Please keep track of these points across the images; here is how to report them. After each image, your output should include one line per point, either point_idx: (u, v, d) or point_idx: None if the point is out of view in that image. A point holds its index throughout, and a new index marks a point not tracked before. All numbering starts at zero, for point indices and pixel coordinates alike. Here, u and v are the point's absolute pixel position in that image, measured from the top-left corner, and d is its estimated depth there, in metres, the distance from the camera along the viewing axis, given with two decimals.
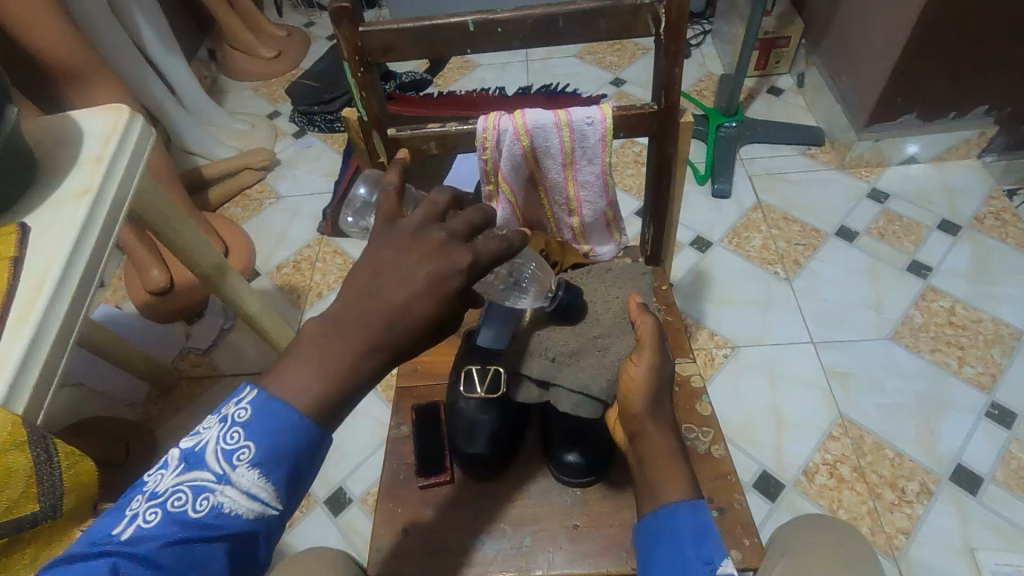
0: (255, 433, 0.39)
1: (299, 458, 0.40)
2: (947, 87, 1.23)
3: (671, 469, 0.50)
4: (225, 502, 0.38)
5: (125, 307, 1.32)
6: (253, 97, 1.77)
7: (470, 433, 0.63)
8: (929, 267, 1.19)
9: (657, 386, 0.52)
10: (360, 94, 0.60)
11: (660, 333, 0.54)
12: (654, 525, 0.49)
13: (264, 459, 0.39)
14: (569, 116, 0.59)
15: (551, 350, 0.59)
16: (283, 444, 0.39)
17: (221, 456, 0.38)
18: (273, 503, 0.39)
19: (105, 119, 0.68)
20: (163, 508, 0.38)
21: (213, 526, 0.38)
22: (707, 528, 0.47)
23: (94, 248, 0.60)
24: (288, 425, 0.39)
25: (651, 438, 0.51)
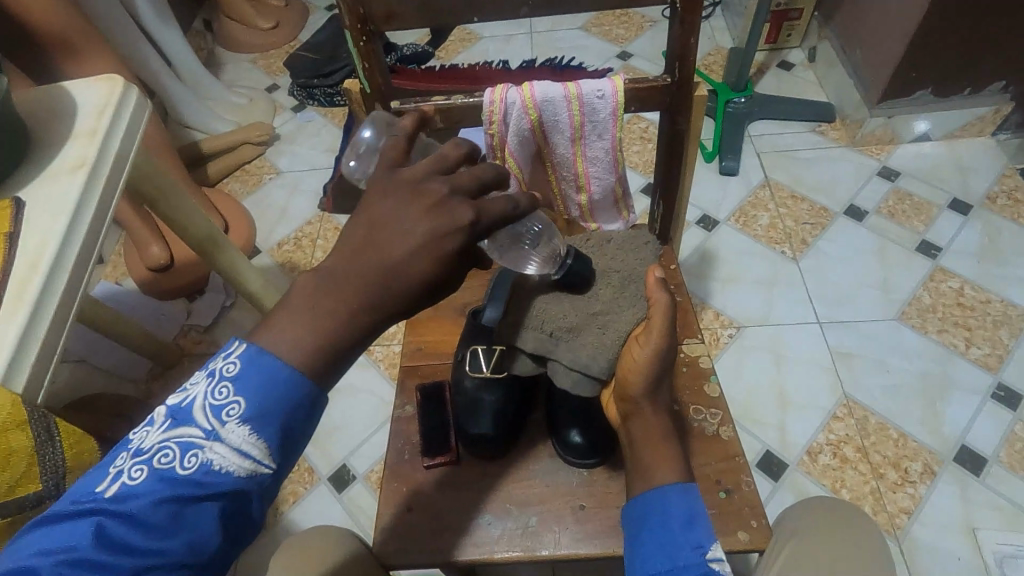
0: (247, 388, 0.37)
1: (293, 414, 0.38)
2: (964, 61, 1.19)
3: (663, 453, 0.51)
4: (215, 457, 0.36)
5: (124, 284, 1.30)
6: (250, 70, 1.73)
7: (477, 412, 0.63)
8: (938, 247, 1.18)
9: (661, 365, 0.51)
10: (362, 64, 0.58)
11: (671, 307, 0.52)
12: (643, 509, 0.49)
13: (255, 413, 0.37)
14: (579, 88, 0.58)
15: (549, 326, 0.55)
16: (275, 399, 0.37)
17: (211, 410, 0.37)
18: (267, 460, 0.37)
19: (99, 91, 0.66)
20: (149, 465, 0.36)
21: (204, 482, 0.36)
22: (696, 514, 0.47)
23: (91, 224, 0.59)
24: (284, 380, 0.37)
25: (643, 418, 0.52)
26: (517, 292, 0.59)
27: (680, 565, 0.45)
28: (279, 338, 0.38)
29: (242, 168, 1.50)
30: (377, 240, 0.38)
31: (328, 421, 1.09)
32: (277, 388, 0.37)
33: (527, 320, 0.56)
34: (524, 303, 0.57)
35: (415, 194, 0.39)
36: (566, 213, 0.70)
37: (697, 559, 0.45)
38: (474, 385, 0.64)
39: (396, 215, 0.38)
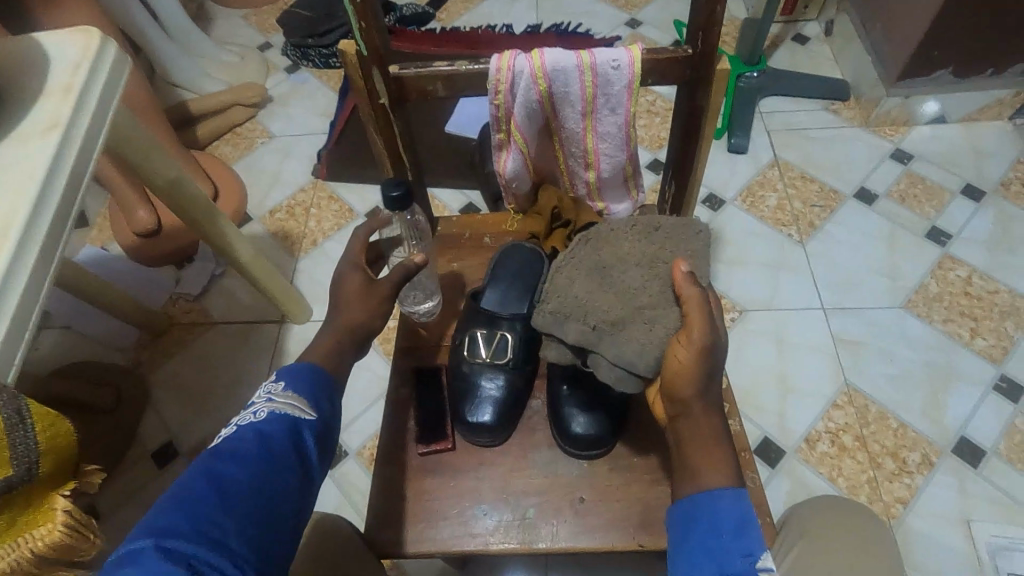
0: (282, 374, 0.52)
1: (320, 381, 0.52)
2: (988, 40, 1.14)
3: (713, 454, 0.48)
4: (273, 407, 0.49)
5: (111, 248, 1.26)
6: (242, 26, 1.65)
7: (479, 402, 0.62)
8: (948, 234, 1.15)
9: (709, 361, 0.49)
10: (358, 24, 0.53)
11: (709, 305, 0.50)
12: (691, 511, 0.47)
13: (289, 381, 0.51)
14: (593, 58, 0.53)
15: (587, 319, 0.55)
16: (305, 374, 0.52)
17: (263, 392, 0.51)
18: (307, 407, 0.50)
19: (74, 44, 0.61)
20: (230, 430, 0.48)
21: (271, 423, 0.48)
22: (747, 521, 0.45)
23: (66, 191, 0.55)
24: (312, 366, 0.53)
25: (695, 418, 0.49)
26: (558, 278, 0.59)
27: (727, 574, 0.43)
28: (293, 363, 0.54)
29: (233, 130, 1.45)
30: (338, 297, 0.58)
31: None
32: (307, 372, 0.53)
33: (569, 310, 0.56)
34: (565, 291, 0.57)
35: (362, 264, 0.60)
36: (573, 190, 0.67)
37: (747, 569, 0.43)
38: (479, 372, 0.63)
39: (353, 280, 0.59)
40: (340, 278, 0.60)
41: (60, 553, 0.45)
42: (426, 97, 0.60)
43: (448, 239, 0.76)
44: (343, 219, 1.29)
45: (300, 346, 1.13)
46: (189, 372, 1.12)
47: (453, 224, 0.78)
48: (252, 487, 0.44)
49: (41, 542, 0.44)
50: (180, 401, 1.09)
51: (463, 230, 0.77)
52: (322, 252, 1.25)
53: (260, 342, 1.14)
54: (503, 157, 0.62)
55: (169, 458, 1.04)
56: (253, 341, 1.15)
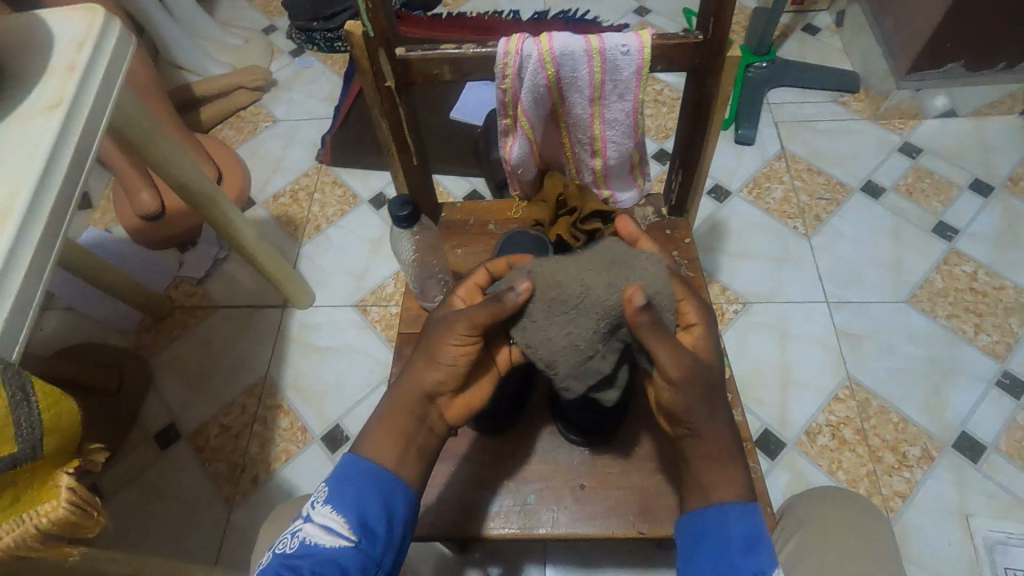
0: (330, 481, 0.48)
1: (366, 492, 0.48)
2: (1001, 33, 1.13)
3: (724, 466, 0.48)
4: (309, 534, 0.46)
5: (114, 231, 1.26)
6: (246, 8, 1.63)
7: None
8: (955, 229, 1.14)
9: (702, 382, 0.47)
10: (365, 5, 0.52)
11: (670, 338, 0.46)
12: (700, 526, 0.47)
13: (333, 495, 0.47)
14: (602, 42, 0.53)
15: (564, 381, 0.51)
16: (351, 485, 0.48)
17: (311, 502, 0.48)
18: (345, 534, 0.46)
19: (78, 22, 0.60)
20: (274, 550, 0.46)
21: (305, 555, 0.45)
22: (758, 538, 0.45)
23: (69, 171, 0.55)
24: (364, 471, 0.48)
25: (703, 433, 0.48)
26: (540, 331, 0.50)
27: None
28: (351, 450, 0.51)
29: (236, 114, 1.44)
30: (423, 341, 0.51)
31: (325, 381, 1.08)
32: (356, 478, 0.48)
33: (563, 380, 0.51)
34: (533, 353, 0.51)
35: (431, 370, 0.51)
36: (579, 177, 0.67)
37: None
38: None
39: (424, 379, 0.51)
40: (412, 383, 0.51)
41: (66, 529, 0.45)
42: (433, 81, 0.59)
43: (452, 226, 0.76)
44: (346, 205, 1.28)
45: (301, 332, 1.13)
46: (192, 356, 1.13)
47: (457, 211, 0.77)
48: None
49: (46, 519, 0.43)
50: (182, 384, 1.10)
51: (467, 217, 0.76)
52: (326, 238, 1.24)
53: (262, 327, 1.15)
54: (510, 144, 0.62)
55: (171, 441, 1.04)
56: (255, 326, 1.15)
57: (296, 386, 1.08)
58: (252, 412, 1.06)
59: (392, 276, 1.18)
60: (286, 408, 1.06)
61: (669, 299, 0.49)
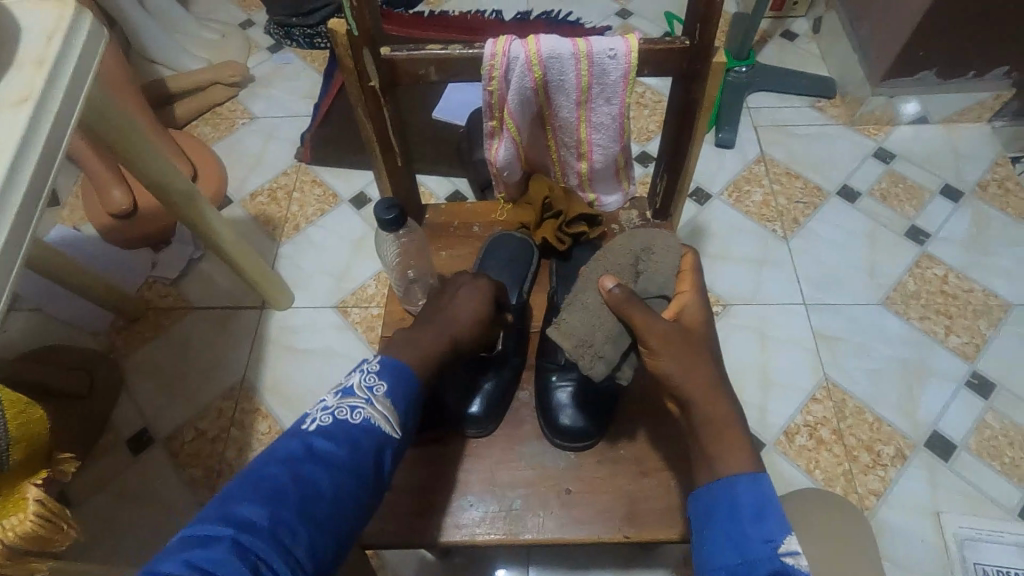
0: (388, 374, 0.51)
1: (417, 397, 0.51)
2: (972, 42, 1.16)
3: (732, 439, 0.48)
4: (373, 415, 0.48)
5: (83, 229, 1.22)
6: (222, 2, 1.60)
7: (470, 391, 0.63)
8: (927, 233, 1.17)
9: (677, 341, 0.51)
10: (349, 2, 0.51)
11: (641, 303, 0.53)
12: (712, 500, 0.47)
13: (394, 389, 0.50)
14: (589, 46, 0.53)
15: (602, 348, 0.55)
16: (406, 382, 0.51)
17: (365, 385, 0.50)
18: (401, 425, 0.49)
19: (47, 13, 0.58)
20: (330, 418, 0.48)
21: (365, 431, 0.47)
22: (767, 505, 0.45)
23: (38, 168, 0.53)
24: (410, 375, 0.52)
25: (702, 403, 0.49)
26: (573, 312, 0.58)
27: (750, 559, 0.43)
28: (389, 352, 0.54)
29: (212, 110, 1.41)
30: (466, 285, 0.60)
31: (304, 383, 1.06)
32: (410, 379, 0.51)
33: (602, 348, 0.55)
34: (573, 332, 0.57)
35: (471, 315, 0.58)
36: (564, 180, 0.67)
37: (770, 553, 0.43)
38: (477, 367, 0.64)
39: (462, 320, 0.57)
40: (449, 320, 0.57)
41: (33, 543, 0.43)
42: (418, 81, 0.58)
43: (436, 227, 0.75)
44: (326, 205, 1.26)
45: (280, 334, 1.11)
46: (166, 358, 1.10)
47: (441, 212, 0.77)
48: (336, 498, 0.44)
49: (12, 532, 0.42)
50: (156, 388, 1.07)
51: (451, 219, 0.76)
52: (305, 238, 1.22)
53: (240, 329, 1.12)
54: (495, 146, 0.62)
55: (143, 446, 1.02)
56: (232, 327, 1.12)
57: (275, 389, 1.06)
58: (229, 416, 1.04)
59: (374, 277, 1.17)
60: (264, 412, 1.04)
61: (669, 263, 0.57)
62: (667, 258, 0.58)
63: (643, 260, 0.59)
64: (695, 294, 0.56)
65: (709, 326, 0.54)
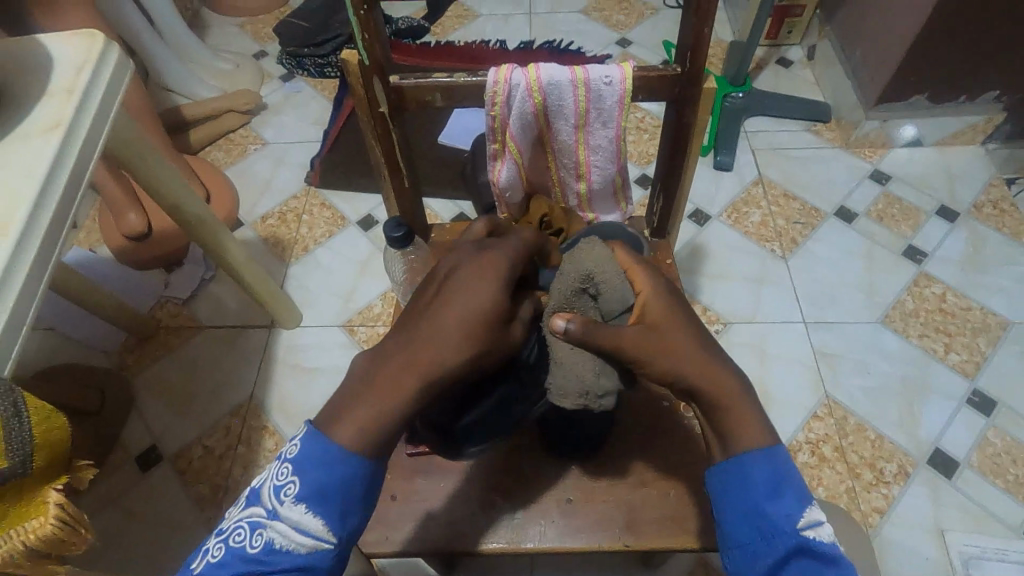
0: (300, 471, 0.44)
1: (342, 495, 0.44)
2: (961, 67, 1.20)
3: (742, 413, 0.48)
4: (276, 536, 0.44)
5: (99, 251, 1.25)
6: (237, 35, 1.67)
7: (470, 402, 0.54)
8: (924, 253, 1.19)
9: (651, 342, 0.48)
10: (361, 34, 0.54)
11: (602, 326, 0.48)
12: (726, 480, 0.48)
13: (304, 494, 0.44)
14: (586, 73, 0.56)
15: (598, 386, 0.49)
16: (323, 479, 0.44)
17: (273, 492, 0.45)
18: (323, 536, 0.44)
19: (78, 46, 0.62)
20: (228, 543, 0.44)
21: (269, 558, 0.43)
22: (779, 478, 0.47)
23: (66, 190, 0.56)
24: (334, 459, 0.44)
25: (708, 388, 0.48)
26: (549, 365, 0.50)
27: (772, 535, 0.45)
28: (354, 395, 0.46)
29: (225, 136, 1.45)
30: (453, 302, 0.45)
31: (311, 401, 1.08)
32: (326, 466, 0.44)
33: (597, 386, 0.49)
34: (563, 389, 0.49)
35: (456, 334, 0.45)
36: (564, 200, 0.69)
37: (791, 530, 0.45)
38: (490, 378, 0.53)
39: (443, 344, 0.45)
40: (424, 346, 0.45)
41: (50, 546, 0.45)
42: (425, 107, 0.61)
43: (440, 246, 0.78)
44: (334, 227, 1.29)
45: (288, 352, 1.13)
46: (175, 376, 1.12)
47: (446, 232, 0.79)
48: None
49: (32, 535, 0.44)
50: (164, 406, 1.09)
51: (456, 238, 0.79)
52: (313, 259, 1.25)
53: (247, 348, 1.14)
54: (498, 167, 0.64)
55: (152, 463, 1.03)
56: (240, 346, 1.15)
57: (282, 407, 1.08)
58: (236, 434, 1.05)
59: (380, 297, 1.19)
60: (271, 429, 1.05)
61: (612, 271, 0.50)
62: (609, 267, 0.50)
63: (591, 284, 0.50)
64: (651, 289, 0.50)
65: (676, 313, 0.50)
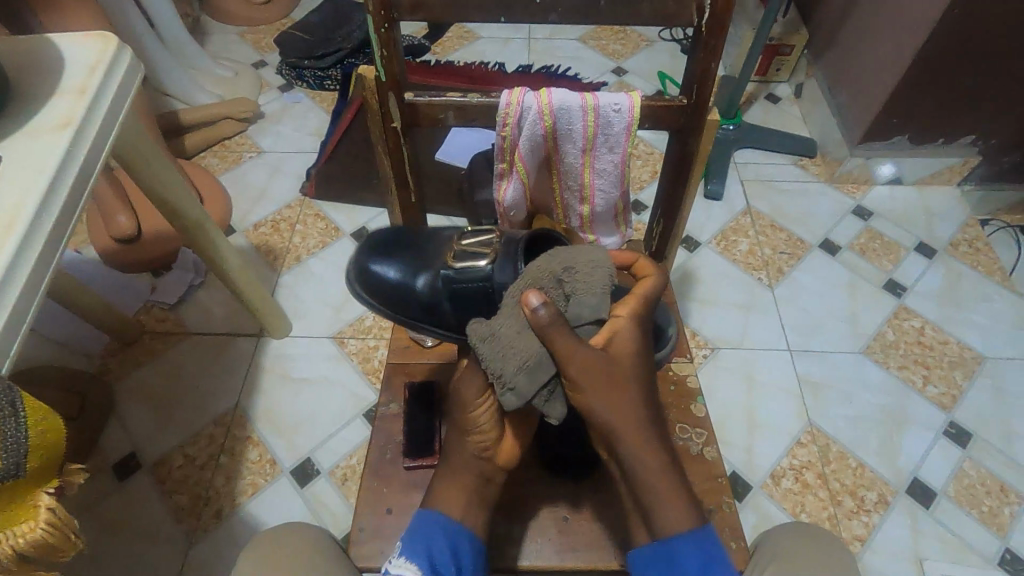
0: (409, 542, 0.52)
1: (438, 546, 0.51)
2: (942, 111, 1.25)
3: (675, 498, 0.49)
4: None
5: (85, 252, 1.23)
6: (237, 43, 1.67)
7: (408, 269, 0.60)
8: (904, 287, 1.23)
9: (602, 372, 0.48)
10: (381, 51, 0.56)
11: (567, 328, 0.49)
12: (659, 561, 0.50)
13: (411, 548, 0.51)
14: (595, 100, 0.58)
15: (514, 379, 0.50)
16: (427, 539, 0.52)
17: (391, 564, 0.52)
18: None
19: (91, 46, 0.62)
20: None
21: None
22: (710, 561, 0.49)
23: (73, 188, 0.56)
24: (436, 522, 0.53)
25: (641, 454, 0.49)
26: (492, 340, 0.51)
27: None
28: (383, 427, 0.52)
29: (221, 143, 1.45)
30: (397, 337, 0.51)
31: (299, 412, 1.07)
32: (433, 529, 0.52)
33: (513, 380, 0.50)
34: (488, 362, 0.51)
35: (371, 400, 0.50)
36: (567, 221, 0.71)
37: None
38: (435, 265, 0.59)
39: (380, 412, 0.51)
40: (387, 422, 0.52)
41: (42, 550, 0.46)
42: (437, 124, 0.63)
43: None
44: (327, 238, 1.29)
45: (276, 361, 1.12)
46: (158, 383, 1.10)
47: None
48: None
49: (21, 539, 0.44)
50: (146, 414, 1.06)
51: None
52: (305, 269, 1.25)
53: (235, 357, 1.13)
54: (504, 186, 0.66)
55: (130, 471, 1.00)
56: (227, 354, 1.13)
57: (267, 417, 1.06)
58: (219, 443, 1.03)
59: (372, 309, 1.19)
60: (255, 440, 1.04)
61: (600, 283, 0.51)
62: (595, 276, 0.51)
63: (569, 277, 0.51)
64: (632, 323, 0.51)
65: (638, 356, 0.50)
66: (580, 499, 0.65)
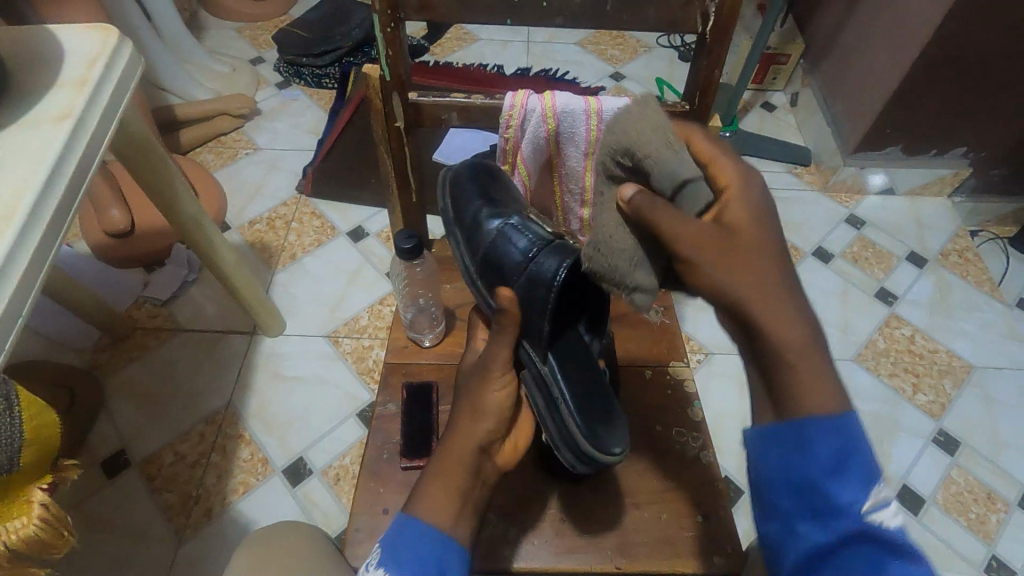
0: (388, 549, 0.47)
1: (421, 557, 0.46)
2: (934, 123, 1.27)
3: (819, 382, 0.39)
4: None
5: (76, 246, 1.22)
6: (235, 39, 1.67)
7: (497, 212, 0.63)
8: (895, 295, 1.25)
9: (719, 240, 0.42)
10: (385, 51, 0.56)
11: (663, 202, 0.44)
12: (779, 447, 0.40)
13: (387, 559, 0.47)
14: (600, 103, 0.58)
15: (633, 277, 0.48)
16: (406, 551, 0.47)
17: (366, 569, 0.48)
18: None
19: (91, 39, 0.62)
20: None
21: None
22: (850, 452, 0.38)
23: (71, 181, 0.55)
24: (417, 531, 0.48)
25: (779, 330, 0.39)
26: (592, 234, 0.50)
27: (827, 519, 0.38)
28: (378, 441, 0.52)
29: (217, 139, 1.44)
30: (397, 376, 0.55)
31: (291, 411, 1.06)
32: (413, 539, 0.47)
33: (633, 277, 0.48)
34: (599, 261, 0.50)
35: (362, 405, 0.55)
36: (566, 224, 0.71)
37: (854, 516, 0.37)
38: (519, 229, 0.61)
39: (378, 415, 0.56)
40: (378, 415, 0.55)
41: (34, 547, 0.45)
42: (440, 125, 0.63)
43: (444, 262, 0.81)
44: (323, 236, 1.29)
45: (269, 360, 1.11)
46: (149, 379, 1.09)
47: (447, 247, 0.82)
48: None
49: (13, 535, 0.44)
50: (136, 411, 1.05)
51: None
52: (300, 267, 1.24)
53: (227, 355, 1.12)
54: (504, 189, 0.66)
55: (119, 468, 0.99)
56: (220, 351, 1.12)
57: (259, 415, 1.05)
58: (210, 441, 1.02)
59: (367, 309, 1.19)
60: (247, 438, 1.03)
61: (668, 162, 0.45)
62: (660, 149, 0.46)
63: (637, 159, 0.47)
64: (743, 186, 0.45)
65: (765, 224, 0.43)
66: (576, 501, 0.65)
